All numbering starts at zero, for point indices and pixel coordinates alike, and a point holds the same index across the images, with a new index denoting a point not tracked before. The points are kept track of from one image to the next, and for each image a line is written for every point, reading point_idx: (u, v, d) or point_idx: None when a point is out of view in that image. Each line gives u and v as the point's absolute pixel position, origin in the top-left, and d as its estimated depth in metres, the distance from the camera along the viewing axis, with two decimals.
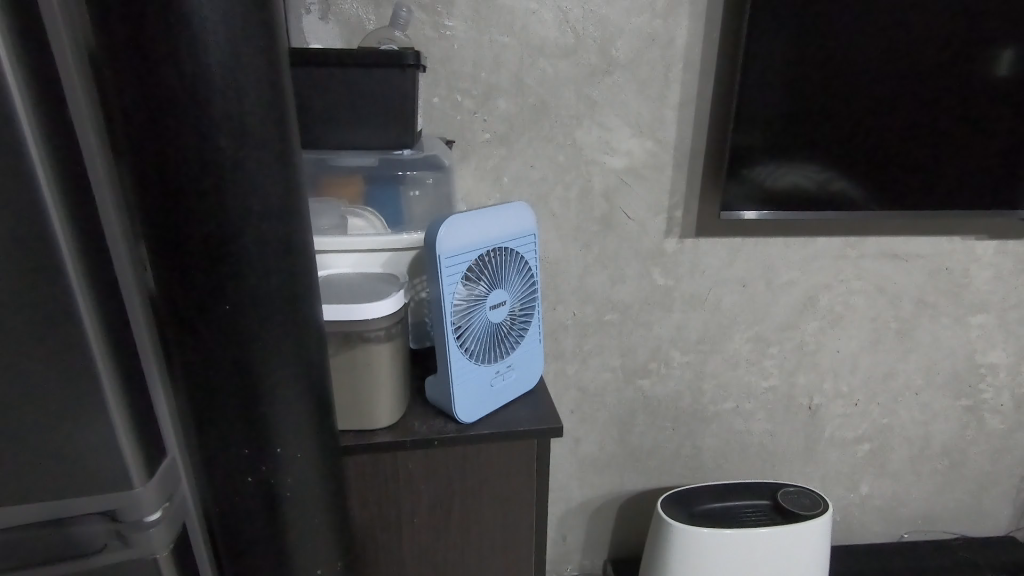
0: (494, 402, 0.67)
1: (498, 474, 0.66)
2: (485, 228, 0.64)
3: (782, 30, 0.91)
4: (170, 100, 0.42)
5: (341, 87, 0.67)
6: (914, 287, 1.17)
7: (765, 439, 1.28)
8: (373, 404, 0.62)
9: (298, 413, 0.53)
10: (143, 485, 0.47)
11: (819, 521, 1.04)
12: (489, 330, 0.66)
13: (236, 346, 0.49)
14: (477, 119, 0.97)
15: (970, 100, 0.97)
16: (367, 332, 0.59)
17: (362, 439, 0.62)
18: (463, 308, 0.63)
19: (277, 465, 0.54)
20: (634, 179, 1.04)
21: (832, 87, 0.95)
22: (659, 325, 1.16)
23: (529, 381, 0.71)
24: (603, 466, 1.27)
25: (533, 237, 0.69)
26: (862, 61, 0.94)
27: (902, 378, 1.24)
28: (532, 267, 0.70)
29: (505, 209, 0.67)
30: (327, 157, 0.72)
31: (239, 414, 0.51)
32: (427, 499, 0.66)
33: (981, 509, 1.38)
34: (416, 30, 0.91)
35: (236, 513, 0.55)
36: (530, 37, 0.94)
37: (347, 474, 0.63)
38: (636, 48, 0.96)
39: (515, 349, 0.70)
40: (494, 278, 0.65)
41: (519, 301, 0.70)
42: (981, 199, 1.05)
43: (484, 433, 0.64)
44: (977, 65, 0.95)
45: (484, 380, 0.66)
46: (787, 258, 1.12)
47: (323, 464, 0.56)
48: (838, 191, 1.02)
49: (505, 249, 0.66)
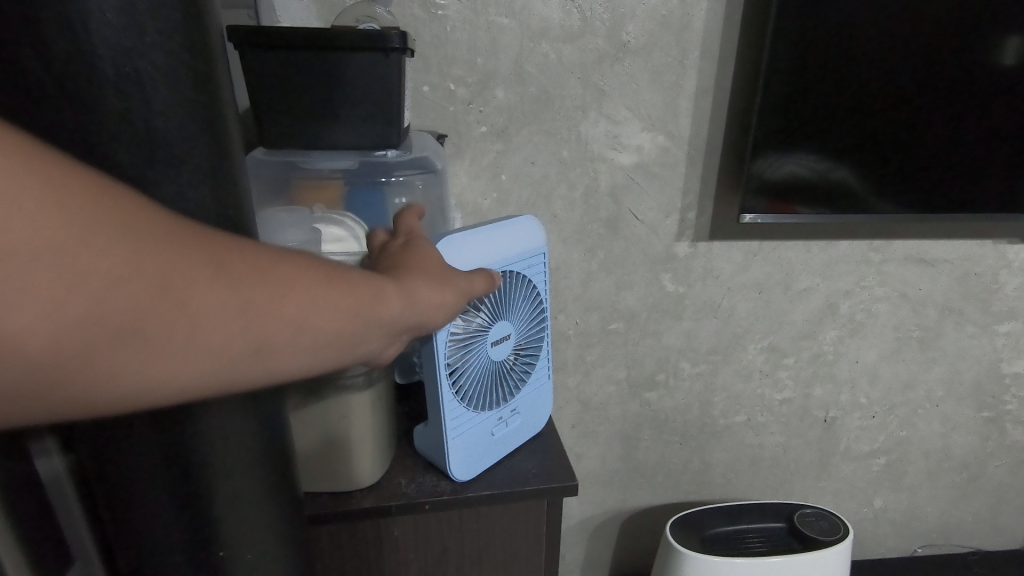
0: (494, 453, 0.59)
1: (499, 536, 0.58)
2: (489, 250, 0.55)
3: (806, 15, 0.81)
4: (42, 93, 0.36)
5: (311, 76, 0.57)
6: (939, 294, 1.09)
7: (777, 453, 1.20)
8: (350, 465, 0.54)
9: (239, 502, 0.45)
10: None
11: (841, 548, 0.97)
12: (489, 369, 0.58)
13: (161, 434, 0.40)
14: (472, 110, 0.87)
15: (983, 94, 0.89)
16: (344, 378, 0.51)
17: (338, 504, 0.54)
18: (460, 345, 0.54)
19: (210, 526, 0.44)
20: (644, 178, 0.95)
21: (842, 80, 0.85)
22: (668, 335, 1.07)
23: (534, 424, 0.64)
24: (604, 482, 1.19)
25: (543, 257, 0.61)
26: (872, 50, 0.84)
27: (924, 388, 1.17)
28: (541, 294, 0.62)
29: (510, 224, 0.58)
30: (296, 159, 0.63)
31: (163, 505, 0.42)
32: (415, 568, 0.58)
33: (999, 523, 1.32)
34: (403, 8, 0.80)
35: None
36: (532, 19, 0.84)
37: (316, 542, 0.55)
38: (648, 32, 0.86)
39: (520, 391, 0.62)
40: (497, 308, 0.56)
41: (526, 335, 0.61)
42: (996, 200, 0.97)
43: (482, 494, 0.56)
44: (978, 54, 0.86)
45: (484, 429, 0.58)
46: (807, 263, 1.04)
47: (277, 515, 0.48)
48: (842, 184, 0.93)
49: (510, 274, 0.57)
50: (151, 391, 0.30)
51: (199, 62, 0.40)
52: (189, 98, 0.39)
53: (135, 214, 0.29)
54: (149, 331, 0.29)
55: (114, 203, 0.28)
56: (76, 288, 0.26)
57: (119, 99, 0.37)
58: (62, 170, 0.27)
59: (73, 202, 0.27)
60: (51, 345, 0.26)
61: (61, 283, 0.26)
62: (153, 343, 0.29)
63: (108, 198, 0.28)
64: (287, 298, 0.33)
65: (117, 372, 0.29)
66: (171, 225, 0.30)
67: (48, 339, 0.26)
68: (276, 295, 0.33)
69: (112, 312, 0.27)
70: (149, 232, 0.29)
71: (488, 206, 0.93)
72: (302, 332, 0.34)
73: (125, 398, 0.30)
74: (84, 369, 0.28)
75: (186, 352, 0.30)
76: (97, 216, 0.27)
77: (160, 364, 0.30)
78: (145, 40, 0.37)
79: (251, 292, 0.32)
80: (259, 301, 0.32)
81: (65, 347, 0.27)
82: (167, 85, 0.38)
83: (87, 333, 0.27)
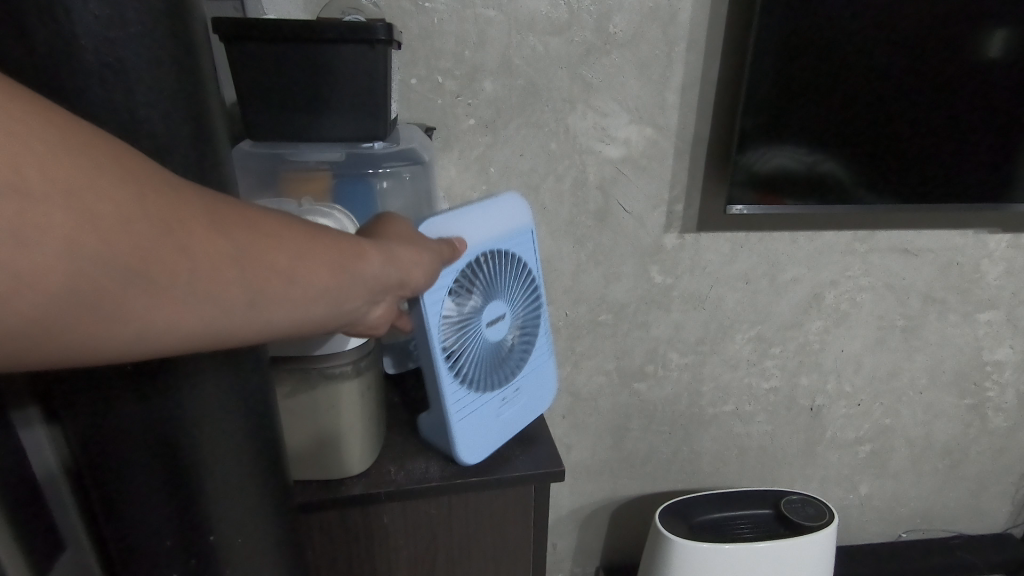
0: (504, 434, 0.61)
1: (488, 520, 0.59)
2: (476, 229, 0.56)
3: (790, 7, 0.82)
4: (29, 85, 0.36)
5: (298, 68, 0.57)
6: (922, 284, 1.11)
7: (764, 442, 1.22)
8: (339, 452, 0.54)
9: (232, 489, 0.45)
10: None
11: (826, 533, 0.99)
12: (487, 350, 0.59)
13: (153, 417, 0.41)
14: (460, 103, 0.87)
15: (969, 87, 0.90)
16: (332, 367, 0.52)
17: (328, 491, 0.55)
18: (457, 329, 0.55)
19: (201, 512, 0.45)
20: (631, 170, 0.96)
21: (828, 72, 0.86)
22: (656, 326, 1.08)
23: (539, 400, 0.66)
24: (595, 472, 1.20)
25: (530, 231, 0.62)
26: (857, 42, 0.85)
27: (907, 377, 1.19)
28: (532, 269, 0.63)
29: (498, 202, 0.60)
30: (284, 152, 0.63)
31: (155, 493, 0.43)
32: (406, 555, 0.59)
33: (981, 508, 1.35)
34: (389, 1, 0.80)
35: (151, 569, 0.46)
36: (519, 11, 0.84)
37: (308, 531, 0.55)
38: (635, 25, 0.87)
39: (521, 371, 0.64)
40: (488, 287, 0.58)
41: (521, 313, 0.63)
42: (978, 192, 0.98)
43: (471, 480, 0.56)
44: (964, 47, 0.87)
45: (491, 410, 0.59)
46: (793, 254, 1.05)
47: (268, 499, 0.48)
48: (829, 176, 0.94)
49: (500, 251, 0.58)
50: (156, 335, 0.32)
51: (184, 55, 0.40)
52: (174, 91, 0.40)
53: (132, 163, 0.31)
54: (153, 272, 0.31)
55: (113, 152, 0.30)
56: (86, 227, 0.28)
57: (104, 90, 0.37)
58: (64, 121, 0.29)
59: (75, 147, 0.29)
60: (65, 282, 0.28)
61: (73, 220, 0.28)
62: (156, 284, 0.31)
63: (107, 146, 0.30)
64: (279, 249, 0.36)
65: (124, 312, 0.31)
66: (165, 175, 0.32)
67: (63, 276, 0.28)
68: (268, 244, 0.35)
69: (119, 252, 0.29)
70: (148, 180, 0.31)
71: (477, 198, 0.94)
72: (296, 282, 0.36)
73: (132, 340, 0.32)
74: (95, 308, 0.30)
75: (188, 296, 0.32)
76: (101, 163, 0.29)
77: (165, 306, 0.32)
78: (128, 31, 0.37)
79: (245, 240, 0.34)
80: (254, 250, 0.34)
81: (79, 284, 0.29)
82: (153, 77, 0.39)
83: (98, 271, 0.29)
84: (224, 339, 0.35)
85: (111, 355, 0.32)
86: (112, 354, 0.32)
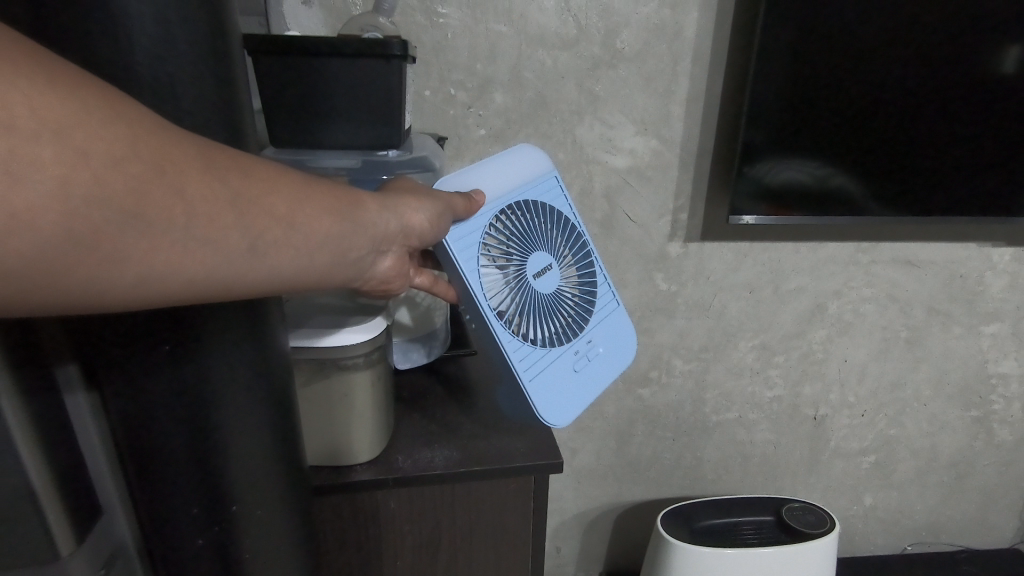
0: (588, 384, 0.64)
1: (490, 509, 0.62)
2: (497, 188, 0.61)
3: (794, 23, 0.84)
4: None
5: (320, 79, 0.61)
6: (926, 295, 1.12)
7: (768, 450, 1.23)
8: (349, 439, 0.57)
9: (251, 457, 0.48)
10: (70, 553, 0.46)
11: (826, 540, 0.99)
12: (548, 307, 0.62)
13: (184, 401, 0.45)
14: (472, 114, 0.91)
15: (982, 100, 0.92)
16: (344, 359, 0.55)
17: (338, 476, 0.58)
18: (509, 292, 0.59)
19: (227, 494, 0.48)
20: (637, 180, 0.98)
21: (842, 85, 0.88)
22: (661, 333, 1.10)
23: (616, 345, 0.68)
24: (599, 477, 1.22)
25: (554, 177, 0.67)
26: (870, 55, 0.87)
27: (911, 388, 1.20)
28: (568, 216, 0.67)
29: (510, 157, 0.65)
30: (303, 158, 0.66)
31: (184, 460, 0.46)
32: (412, 539, 0.62)
33: (987, 522, 1.34)
34: (406, 17, 0.84)
35: (179, 550, 0.49)
36: (530, 26, 0.87)
37: (319, 514, 0.58)
38: (642, 40, 0.90)
39: (589, 322, 0.67)
40: (526, 243, 0.61)
41: (567, 262, 0.66)
42: (990, 202, 1.00)
43: (475, 470, 0.59)
44: (978, 62, 0.89)
45: (567, 365, 0.63)
46: (796, 264, 1.07)
47: (286, 481, 0.51)
48: (840, 190, 0.96)
49: (527, 203, 0.63)
50: (156, 279, 0.34)
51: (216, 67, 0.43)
52: (211, 100, 0.43)
53: (119, 105, 0.32)
54: (150, 215, 0.32)
55: (99, 94, 0.31)
56: (80, 166, 0.29)
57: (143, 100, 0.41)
58: (39, 60, 0.29)
59: (60, 87, 0.30)
60: (66, 222, 0.29)
61: (67, 159, 0.29)
62: (156, 227, 0.33)
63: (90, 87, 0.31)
64: (273, 196, 0.38)
65: (125, 255, 0.32)
66: (154, 119, 0.34)
67: (61, 215, 0.29)
68: (262, 191, 0.37)
69: (116, 192, 0.31)
70: (136, 123, 0.32)
71: None
72: (292, 228, 0.39)
73: (132, 284, 0.33)
74: (96, 250, 0.31)
75: (186, 240, 0.34)
76: (88, 102, 0.30)
77: (166, 249, 0.33)
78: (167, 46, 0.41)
79: (238, 185, 0.36)
80: (247, 194, 0.36)
81: (78, 224, 0.30)
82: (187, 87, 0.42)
83: (98, 212, 0.30)
84: (225, 284, 0.37)
85: (111, 299, 0.33)
86: (113, 298, 0.33)
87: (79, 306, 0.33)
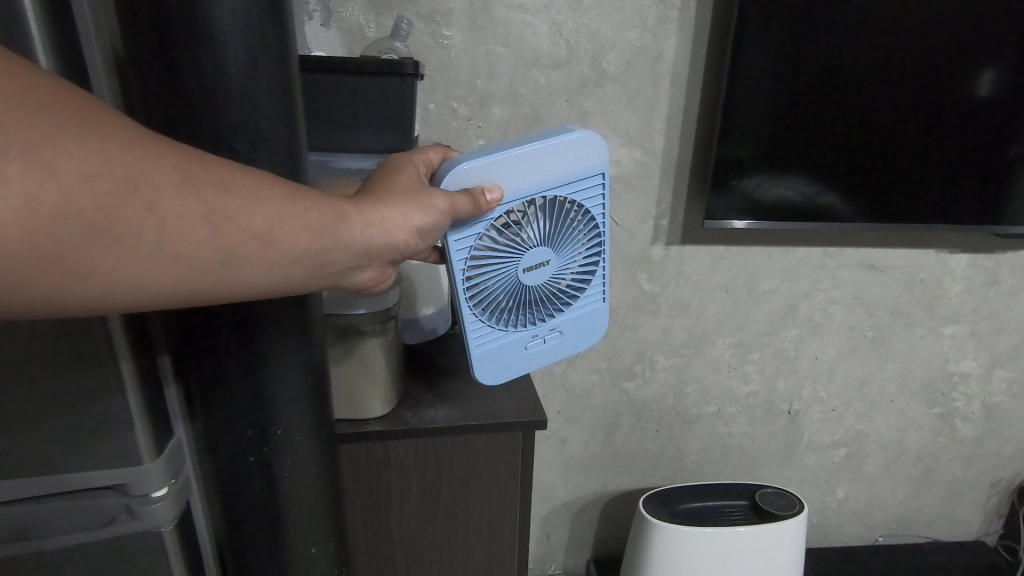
0: (529, 362, 0.70)
1: (486, 464, 0.71)
2: (525, 176, 0.60)
3: (771, 46, 0.94)
4: (159, 104, 0.49)
5: (343, 93, 0.70)
6: (889, 298, 1.21)
7: (745, 442, 1.32)
8: (367, 397, 0.67)
9: (295, 399, 0.57)
10: (151, 463, 0.55)
11: (796, 521, 1.07)
12: (521, 292, 0.66)
13: (246, 366, 0.55)
14: (472, 125, 1.00)
15: (956, 119, 1.01)
16: (362, 326, 0.64)
17: (356, 427, 0.67)
18: (490, 277, 0.64)
19: (276, 446, 0.58)
20: (622, 187, 1.08)
21: (828, 98, 0.98)
22: (645, 329, 1.19)
23: (581, 338, 0.72)
24: (587, 466, 1.29)
25: (601, 175, 0.64)
26: (851, 72, 0.96)
27: (878, 385, 1.29)
28: (594, 216, 0.65)
29: (557, 149, 0.60)
30: (329, 158, 0.73)
31: (246, 406, 0.56)
32: (416, 486, 0.71)
33: (953, 515, 1.42)
34: (415, 39, 0.94)
35: (237, 492, 0.60)
36: (525, 48, 0.97)
37: (341, 460, 0.67)
38: (626, 62, 1.00)
39: (565, 312, 0.70)
40: (531, 239, 0.63)
41: (574, 260, 0.67)
42: (959, 214, 1.09)
43: (472, 424, 0.67)
44: (960, 84, 0.99)
45: (519, 343, 0.68)
46: (770, 266, 1.16)
47: (319, 443, 0.60)
48: (826, 206, 1.06)
49: (552, 199, 0.62)
50: (125, 289, 0.38)
51: None
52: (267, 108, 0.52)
53: (96, 123, 0.35)
54: (119, 229, 0.36)
55: (83, 114, 0.35)
56: (48, 183, 0.33)
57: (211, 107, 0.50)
58: (17, 82, 0.33)
59: (34, 109, 0.33)
60: (32, 235, 0.33)
61: (35, 177, 0.33)
62: (125, 241, 0.37)
63: (69, 105, 0.35)
64: (251, 212, 0.41)
65: (93, 266, 0.36)
66: (135, 136, 0.37)
67: (26, 229, 0.33)
68: (239, 207, 0.41)
69: (84, 208, 0.35)
70: (111, 141, 0.36)
71: None
72: (268, 244, 0.42)
73: (101, 292, 0.37)
74: (63, 262, 0.35)
75: (155, 253, 0.38)
76: (62, 121, 0.34)
77: (134, 262, 0.37)
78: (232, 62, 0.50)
79: (214, 201, 0.40)
80: (221, 211, 0.40)
81: (42, 239, 0.34)
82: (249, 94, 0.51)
83: (64, 227, 0.34)
84: (195, 294, 0.41)
85: (81, 305, 0.38)
86: (84, 303, 0.38)
87: (59, 310, 0.37)
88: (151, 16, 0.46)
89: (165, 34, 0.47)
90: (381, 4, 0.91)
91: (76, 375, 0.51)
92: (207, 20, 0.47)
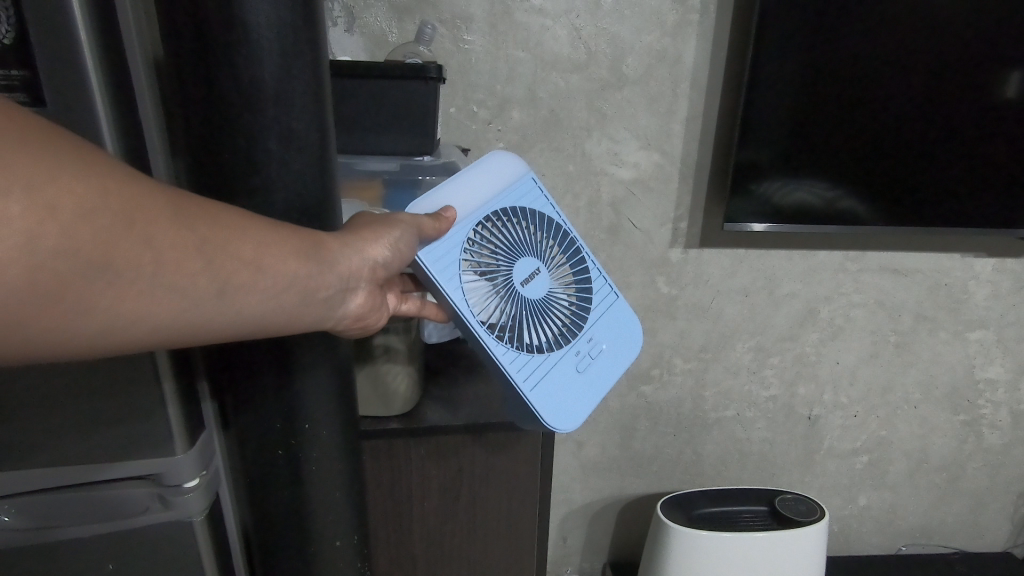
0: (591, 381, 0.67)
1: (505, 462, 0.71)
2: (465, 196, 0.63)
3: (793, 50, 0.93)
4: (199, 109, 0.50)
5: (367, 97, 0.72)
6: (912, 302, 1.19)
7: (764, 448, 1.30)
8: (391, 394, 0.68)
9: (323, 396, 0.59)
10: (184, 453, 0.57)
11: (816, 528, 1.06)
12: (540, 311, 0.65)
13: (274, 366, 0.57)
14: (491, 128, 1.01)
15: (984, 120, 1.00)
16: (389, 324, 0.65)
17: (378, 424, 0.68)
18: (503, 307, 0.62)
19: (305, 440, 0.59)
20: (641, 190, 1.08)
21: (850, 101, 0.97)
22: (663, 333, 1.19)
23: (619, 336, 0.71)
24: (604, 469, 1.29)
25: (531, 178, 0.69)
26: (874, 75, 0.96)
27: (901, 391, 1.27)
28: (548, 214, 0.69)
29: (482, 169, 0.66)
30: (353, 161, 0.75)
31: (275, 402, 0.58)
32: (437, 483, 0.71)
33: (979, 525, 1.40)
34: (437, 44, 0.95)
35: (266, 485, 0.61)
36: (544, 52, 0.98)
37: (364, 456, 0.68)
38: (646, 65, 1.00)
39: (589, 321, 0.69)
40: (510, 252, 0.64)
41: (559, 263, 0.68)
42: (985, 217, 1.07)
43: (493, 422, 0.68)
44: (988, 85, 0.98)
45: (569, 366, 0.66)
46: (789, 270, 1.15)
47: (346, 439, 0.61)
48: (847, 211, 1.05)
49: (506, 209, 0.65)
50: (123, 325, 0.38)
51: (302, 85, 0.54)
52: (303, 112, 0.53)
53: (91, 159, 0.36)
54: (118, 264, 0.36)
55: (79, 151, 0.36)
56: (50, 221, 0.33)
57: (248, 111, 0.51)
58: (17, 124, 0.33)
59: (32, 148, 0.33)
60: (32, 273, 0.33)
61: (36, 216, 0.33)
62: (124, 276, 0.37)
63: (64, 144, 0.35)
64: (240, 241, 0.42)
65: (91, 303, 0.36)
66: (127, 172, 0.38)
67: (28, 268, 0.33)
68: (229, 237, 0.42)
69: (84, 244, 0.35)
70: (107, 176, 0.36)
71: None
72: (260, 271, 0.43)
73: (100, 329, 0.37)
74: (62, 299, 0.35)
75: (153, 286, 0.38)
76: (59, 159, 0.34)
77: (132, 295, 0.37)
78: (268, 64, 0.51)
79: (206, 232, 0.40)
80: (212, 242, 0.41)
81: (42, 277, 0.33)
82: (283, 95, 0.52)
83: (63, 264, 0.34)
84: (192, 327, 0.41)
85: (78, 345, 0.37)
86: (81, 342, 0.37)
87: (54, 351, 0.37)
88: (191, 26, 0.48)
89: (202, 39, 0.48)
90: (403, 10, 0.93)
91: (119, 382, 0.53)
92: (243, 29, 0.48)
